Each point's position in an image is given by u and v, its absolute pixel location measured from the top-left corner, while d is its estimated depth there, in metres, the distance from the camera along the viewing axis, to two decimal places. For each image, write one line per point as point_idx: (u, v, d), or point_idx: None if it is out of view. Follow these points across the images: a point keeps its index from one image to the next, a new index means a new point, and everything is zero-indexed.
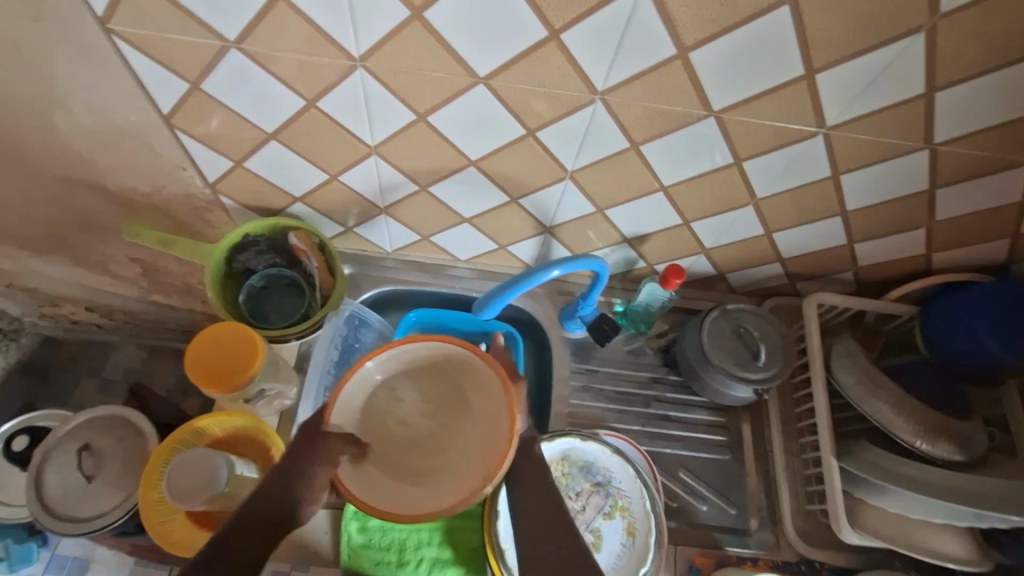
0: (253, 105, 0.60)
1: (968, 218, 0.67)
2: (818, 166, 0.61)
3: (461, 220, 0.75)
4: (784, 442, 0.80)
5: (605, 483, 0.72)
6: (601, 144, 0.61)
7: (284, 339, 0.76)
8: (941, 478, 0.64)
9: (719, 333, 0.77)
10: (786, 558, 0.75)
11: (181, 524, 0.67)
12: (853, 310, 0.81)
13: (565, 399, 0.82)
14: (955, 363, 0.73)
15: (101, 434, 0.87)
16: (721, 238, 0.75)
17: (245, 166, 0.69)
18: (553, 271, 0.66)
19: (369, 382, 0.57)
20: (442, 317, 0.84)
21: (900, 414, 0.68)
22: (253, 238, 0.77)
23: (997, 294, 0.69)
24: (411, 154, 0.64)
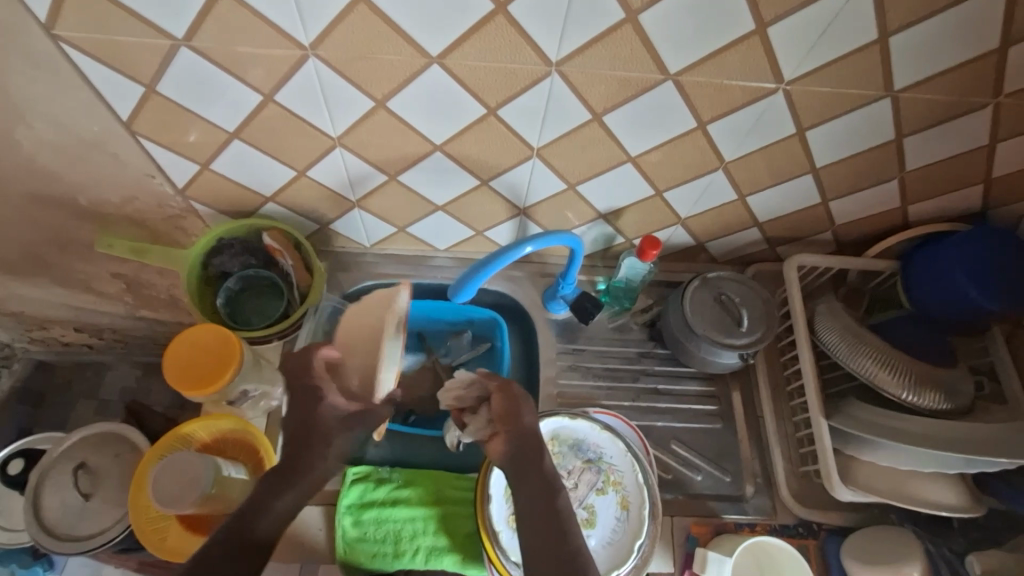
0: (212, 105, 0.59)
1: (939, 166, 0.67)
2: (783, 125, 0.61)
3: (434, 208, 0.75)
4: (774, 406, 0.80)
5: (597, 459, 0.72)
6: (564, 119, 0.60)
7: (267, 340, 0.76)
8: (929, 426, 0.64)
9: (700, 301, 0.77)
10: (784, 521, 0.75)
11: (175, 531, 0.67)
12: (835, 270, 0.81)
13: (553, 379, 0.82)
14: (938, 314, 0.74)
15: (96, 451, 0.87)
16: (696, 206, 0.74)
17: (212, 168, 0.68)
18: (527, 248, 0.66)
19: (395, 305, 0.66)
20: (426, 309, 0.88)
21: (883, 368, 0.68)
22: (226, 241, 0.76)
23: (972, 241, 0.70)
24: (376, 143, 0.64)
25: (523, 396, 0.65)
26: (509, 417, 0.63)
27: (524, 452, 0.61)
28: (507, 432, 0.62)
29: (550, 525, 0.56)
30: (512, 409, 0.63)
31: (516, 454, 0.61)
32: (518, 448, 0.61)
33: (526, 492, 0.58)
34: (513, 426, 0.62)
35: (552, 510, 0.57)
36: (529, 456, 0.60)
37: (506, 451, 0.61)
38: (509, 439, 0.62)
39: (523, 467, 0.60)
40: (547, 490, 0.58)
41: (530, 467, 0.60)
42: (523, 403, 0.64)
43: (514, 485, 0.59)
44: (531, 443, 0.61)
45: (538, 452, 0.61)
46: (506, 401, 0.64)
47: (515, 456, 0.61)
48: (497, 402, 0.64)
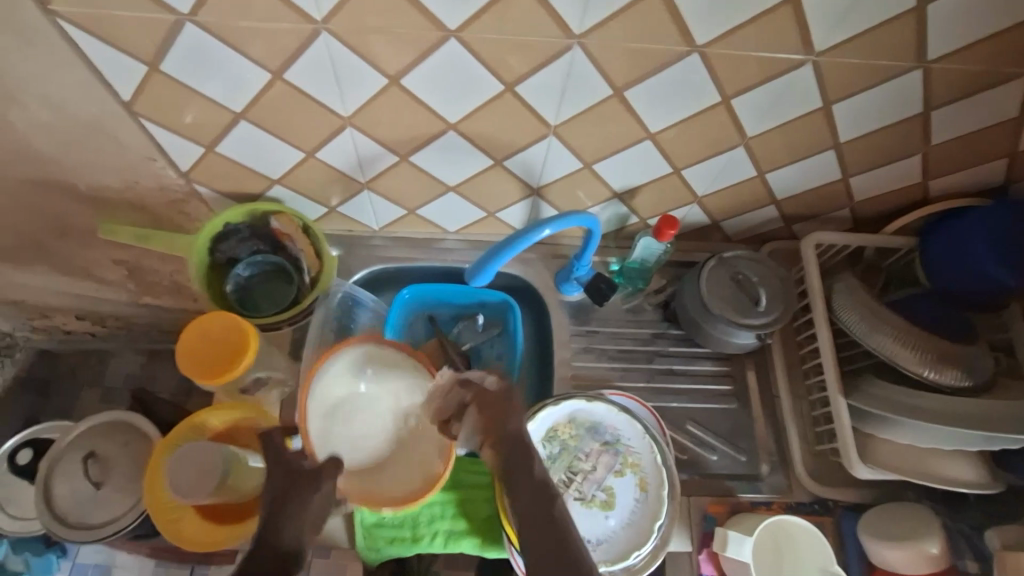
0: (218, 84, 0.57)
1: (963, 139, 0.66)
2: (808, 98, 0.60)
3: (446, 188, 0.73)
4: (790, 385, 0.80)
5: (614, 441, 0.71)
6: (583, 94, 0.58)
7: (277, 327, 0.75)
8: (951, 403, 0.64)
9: (717, 281, 0.76)
10: (799, 499, 0.75)
11: (192, 522, 0.66)
12: (852, 248, 0.80)
13: (568, 362, 0.82)
14: (959, 290, 0.73)
15: (104, 439, 0.86)
16: (714, 184, 0.73)
17: (217, 151, 0.66)
18: (545, 231, 0.65)
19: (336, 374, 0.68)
20: (435, 291, 0.86)
21: (904, 346, 0.67)
22: (234, 226, 0.74)
23: (995, 217, 0.69)
24: (387, 122, 0.61)
25: (507, 396, 0.59)
26: (491, 423, 0.56)
27: (515, 448, 0.54)
28: (492, 438, 0.56)
29: (548, 531, 0.49)
30: (497, 407, 0.58)
31: (505, 456, 0.54)
32: (509, 449, 0.55)
33: (521, 492, 0.52)
34: (498, 429, 0.56)
35: (549, 517, 0.50)
36: (520, 452, 0.54)
37: (495, 455, 0.55)
38: (495, 441, 0.55)
39: (515, 470, 0.53)
40: (541, 493, 0.52)
41: (518, 467, 0.53)
42: (513, 396, 0.59)
43: (507, 487, 0.53)
44: (520, 445, 0.55)
45: (528, 451, 0.54)
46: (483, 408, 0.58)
47: (502, 459, 0.54)
48: (470, 414, 0.59)
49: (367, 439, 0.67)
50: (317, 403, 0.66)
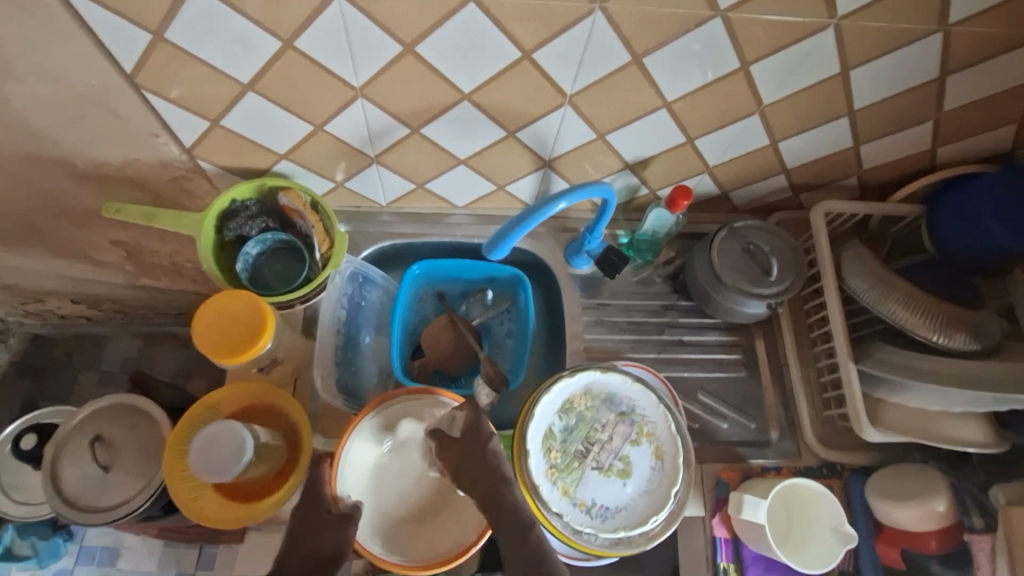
0: (226, 53, 0.55)
1: (975, 105, 0.66)
2: (827, 64, 0.60)
3: (456, 162, 0.72)
4: (799, 354, 0.81)
5: (630, 412, 0.72)
6: (601, 62, 0.57)
7: (290, 306, 0.73)
8: (960, 365, 0.65)
9: (728, 252, 0.77)
10: (808, 463, 0.77)
11: (215, 501, 0.66)
12: (860, 216, 0.80)
13: (579, 334, 0.82)
14: (965, 257, 0.74)
15: (111, 423, 0.85)
16: (725, 153, 0.72)
17: (222, 125, 0.64)
18: (560, 204, 0.64)
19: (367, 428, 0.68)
20: (446, 266, 0.85)
21: (913, 312, 0.68)
22: (242, 203, 0.72)
23: (1004, 183, 0.70)
24: (400, 93, 0.60)
25: (485, 435, 0.62)
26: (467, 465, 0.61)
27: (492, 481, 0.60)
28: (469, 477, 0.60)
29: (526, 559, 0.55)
30: (470, 439, 0.62)
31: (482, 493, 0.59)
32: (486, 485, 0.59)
33: (503, 523, 0.58)
34: (474, 468, 0.60)
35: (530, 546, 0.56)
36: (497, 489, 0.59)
37: (476, 491, 0.59)
38: (472, 477, 0.60)
39: (496, 509, 0.58)
40: (519, 526, 0.57)
41: (496, 505, 0.58)
42: (485, 425, 0.63)
43: (492, 521, 0.58)
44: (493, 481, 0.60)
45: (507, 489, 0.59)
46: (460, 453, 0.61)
47: (480, 493, 0.59)
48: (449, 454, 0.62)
49: (403, 497, 0.68)
50: (354, 460, 0.67)
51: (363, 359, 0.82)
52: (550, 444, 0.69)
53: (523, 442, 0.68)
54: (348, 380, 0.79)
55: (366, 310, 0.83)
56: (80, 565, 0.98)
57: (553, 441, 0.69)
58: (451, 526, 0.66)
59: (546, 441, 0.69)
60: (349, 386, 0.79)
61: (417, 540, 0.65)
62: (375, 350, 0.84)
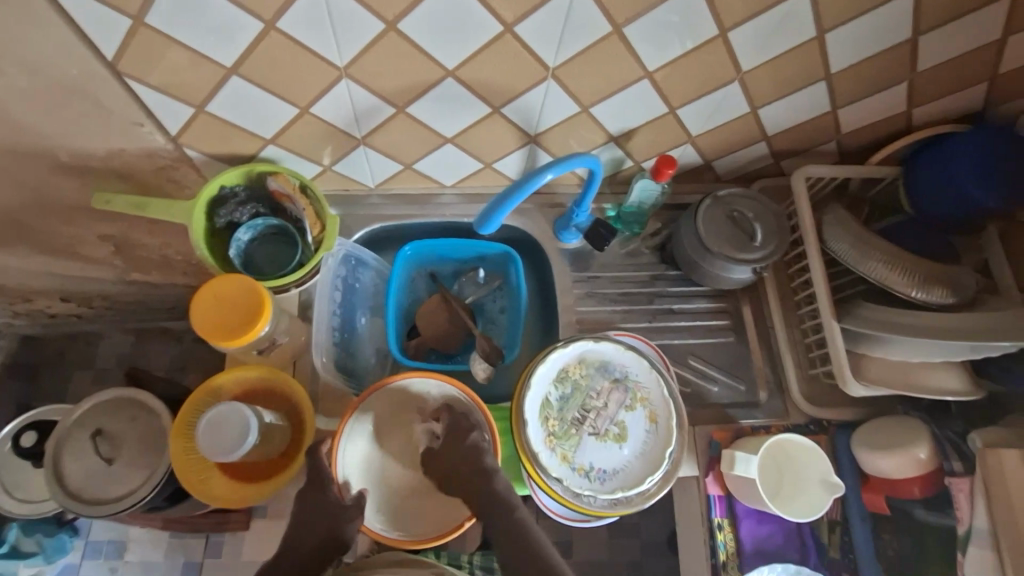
0: (208, 37, 0.55)
1: (947, 65, 0.68)
2: (804, 27, 0.61)
3: (443, 141, 0.73)
4: (784, 317, 0.83)
5: (623, 378, 0.74)
6: (582, 33, 0.58)
7: (284, 289, 0.74)
8: (939, 319, 0.68)
9: (713, 218, 0.78)
10: (795, 421, 0.79)
11: (223, 483, 0.68)
12: (840, 179, 0.82)
13: (572, 307, 0.84)
14: (942, 214, 0.76)
15: (111, 417, 0.86)
16: (707, 122, 0.74)
17: (208, 111, 0.64)
18: (547, 175, 0.65)
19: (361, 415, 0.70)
20: (437, 247, 0.86)
21: (894, 269, 0.71)
22: (231, 189, 0.72)
23: (975, 141, 0.72)
24: (384, 72, 0.60)
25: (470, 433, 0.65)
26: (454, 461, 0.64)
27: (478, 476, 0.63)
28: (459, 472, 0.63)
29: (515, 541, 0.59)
30: (456, 436, 0.65)
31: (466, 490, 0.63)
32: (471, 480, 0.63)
33: (490, 509, 0.61)
34: (461, 461, 0.64)
35: (516, 524, 0.61)
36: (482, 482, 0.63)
37: (462, 488, 0.63)
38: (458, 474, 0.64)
39: (482, 500, 0.62)
40: (505, 510, 0.61)
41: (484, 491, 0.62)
42: (463, 424, 0.65)
43: (479, 508, 0.62)
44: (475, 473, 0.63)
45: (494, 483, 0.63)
46: (450, 450, 0.65)
47: (466, 487, 0.63)
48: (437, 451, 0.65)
49: (399, 479, 0.70)
50: (351, 446, 0.69)
51: (360, 340, 0.83)
52: (547, 410, 0.71)
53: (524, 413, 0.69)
54: (347, 361, 0.80)
55: (359, 291, 0.84)
56: (88, 559, 1.00)
57: (550, 407, 0.72)
58: (448, 504, 0.69)
59: (543, 408, 0.71)
60: (348, 366, 0.80)
61: (415, 519, 0.68)
62: (370, 331, 0.85)
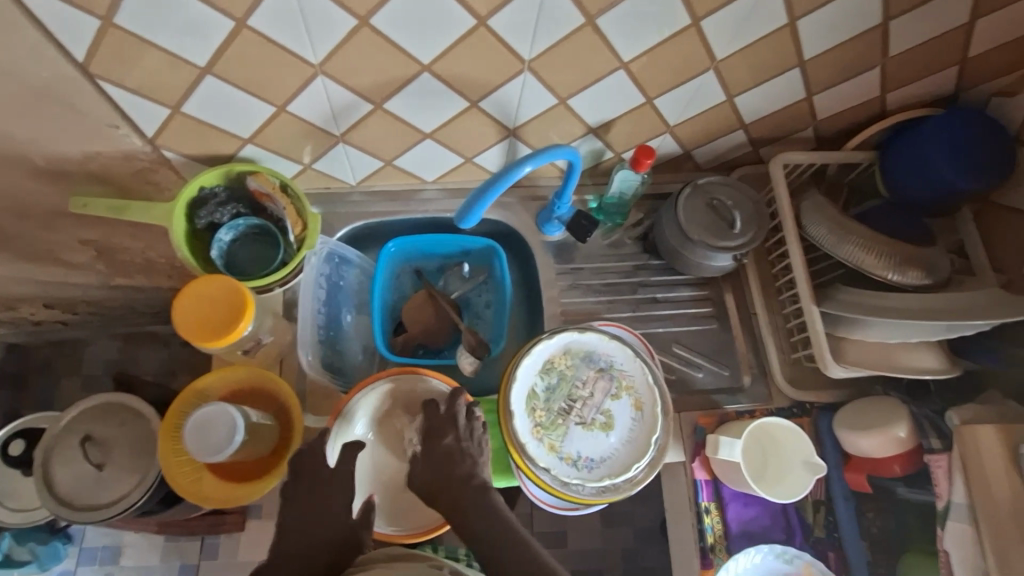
0: (179, 37, 0.55)
1: (918, 49, 0.69)
2: (775, 15, 0.62)
3: (422, 136, 0.73)
4: (766, 303, 0.84)
5: (609, 367, 0.75)
6: (555, 25, 0.59)
7: (268, 290, 0.74)
8: (913, 300, 0.69)
9: (693, 207, 0.79)
10: (779, 404, 0.80)
11: (214, 484, 0.68)
12: (818, 165, 0.83)
13: (556, 299, 0.85)
14: (917, 197, 0.78)
15: (99, 422, 0.85)
16: (684, 112, 0.74)
17: (184, 112, 0.64)
18: (526, 167, 0.65)
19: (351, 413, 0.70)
20: (421, 242, 0.86)
21: (870, 253, 0.72)
22: (210, 190, 0.72)
23: (948, 125, 0.73)
24: (360, 68, 0.60)
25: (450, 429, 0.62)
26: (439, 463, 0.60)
27: (459, 477, 0.59)
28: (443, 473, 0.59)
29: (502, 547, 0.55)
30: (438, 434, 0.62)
31: (449, 495, 0.58)
32: (456, 483, 0.59)
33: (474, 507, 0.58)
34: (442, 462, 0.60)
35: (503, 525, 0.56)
36: (468, 484, 0.59)
37: (446, 493, 0.58)
38: (441, 478, 0.59)
39: (467, 503, 0.58)
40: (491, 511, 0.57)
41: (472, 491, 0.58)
42: (450, 417, 0.63)
43: (467, 511, 0.57)
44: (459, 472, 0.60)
45: (476, 485, 0.59)
46: (432, 451, 0.61)
47: (449, 489, 0.58)
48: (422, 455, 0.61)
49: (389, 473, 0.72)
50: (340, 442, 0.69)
51: (346, 338, 0.83)
52: (534, 402, 0.72)
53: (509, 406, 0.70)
54: (333, 358, 0.81)
55: (344, 289, 0.84)
56: (82, 566, 1.00)
57: (537, 398, 0.72)
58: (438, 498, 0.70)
59: (531, 400, 0.72)
60: (335, 363, 0.80)
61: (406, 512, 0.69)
62: (356, 328, 0.85)
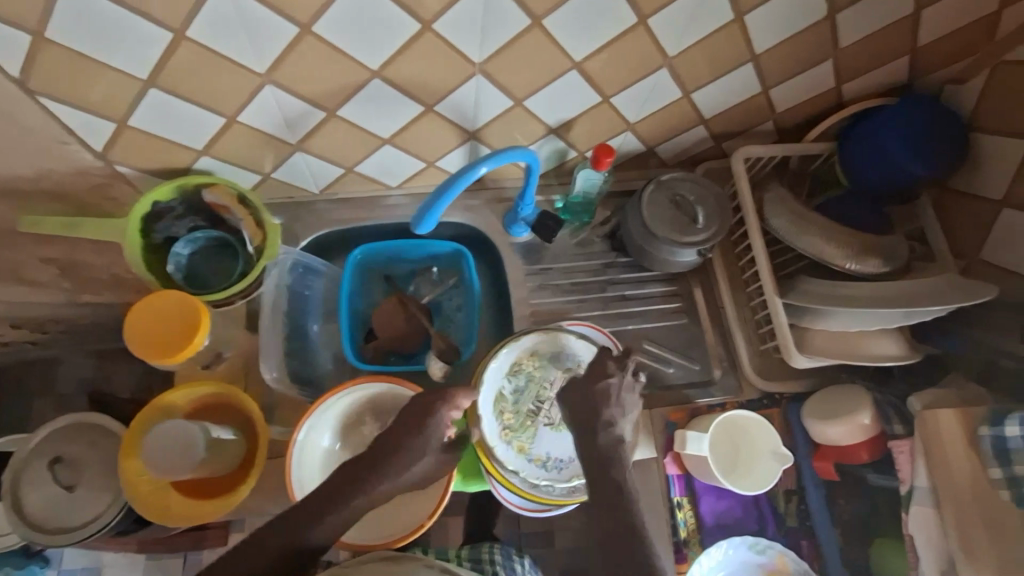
0: (120, 50, 0.54)
1: (867, 40, 0.70)
2: (722, 10, 0.62)
3: (381, 142, 0.72)
4: (733, 296, 0.85)
5: (578, 366, 0.74)
6: (502, 28, 0.59)
7: (229, 302, 0.73)
8: (872, 289, 0.70)
9: (657, 204, 0.79)
10: (749, 396, 0.81)
11: (180, 501, 0.67)
12: (780, 158, 0.83)
13: (526, 300, 0.85)
14: (876, 186, 0.78)
15: (68, 443, 0.83)
16: (643, 109, 0.75)
17: (132, 125, 0.62)
18: (483, 168, 0.65)
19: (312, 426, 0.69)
20: (390, 248, 0.85)
21: (829, 243, 0.73)
22: (166, 204, 0.71)
23: (903, 114, 0.74)
24: (308, 76, 0.60)
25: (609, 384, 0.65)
26: (592, 410, 0.64)
27: (593, 433, 0.63)
28: (595, 417, 0.63)
29: (612, 529, 0.57)
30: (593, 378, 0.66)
31: (591, 439, 0.62)
32: (597, 429, 0.63)
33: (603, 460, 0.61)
34: (592, 409, 0.64)
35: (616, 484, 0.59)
36: (609, 433, 0.63)
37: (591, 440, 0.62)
38: (589, 420, 0.63)
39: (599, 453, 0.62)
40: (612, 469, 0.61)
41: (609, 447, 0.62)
42: (608, 368, 0.66)
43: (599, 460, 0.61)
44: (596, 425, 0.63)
45: (609, 442, 0.62)
46: (586, 397, 0.65)
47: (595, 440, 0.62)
48: (580, 397, 0.65)
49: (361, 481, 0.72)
50: (306, 454, 0.69)
51: (315, 347, 0.82)
52: (621, 384, 0.66)
53: (611, 390, 0.65)
54: (302, 369, 0.80)
55: (311, 298, 0.83)
56: None
57: (626, 380, 0.66)
58: (410, 506, 0.71)
59: (621, 382, 0.66)
60: (303, 374, 0.80)
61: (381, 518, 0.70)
62: (326, 337, 0.84)
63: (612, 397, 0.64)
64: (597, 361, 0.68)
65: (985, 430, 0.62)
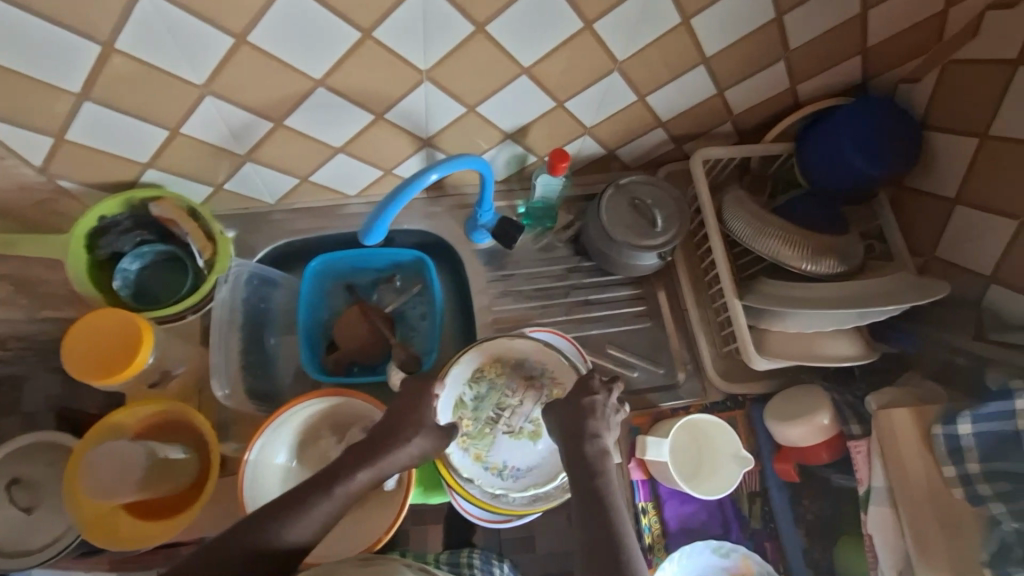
0: (49, 62, 0.52)
1: (817, 42, 0.70)
2: (667, 14, 0.62)
3: (334, 151, 0.71)
4: (696, 297, 0.85)
5: (540, 374, 0.74)
6: (445, 34, 0.58)
7: (180, 317, 0.72)
8: (830, 289, 0.70)
9: (617, 207, 0.79)
10: (713, 398, 0.81)
11: (131, 524, 0.65)
12: (739, 159, 0.83)
13: (488, 307, 0.84)
14: (833, 186, 0.79)
15: (27, 463, 0.75)
16: (599, 113, 0.74)
17: (70, 139, 0.60)
18: (433, 175, 0.64)
19: (265, 442, 0.68)
20: (352, 257, 0.84)
21: (786, 244, 0.73)
22: (111, 219, 0.69)
23: (858, 114, 0.75)
24: (250, 85, 0.59)
25: (592, 401, 0.64)
26: (575, 425, 0.63)
27: (578, 446, 0.61)
28: (578, 432, 0.62)
29: (593, 532, 0.53)
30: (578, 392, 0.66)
31: (574, 451, 0.61)
32: (579, 441, 0.61)
33: (582, 472, 0.59)
34: (576, 422, 0.63)
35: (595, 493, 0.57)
36: (590, 444, 0.61)
37: (574, 454, 0.61)
38: (573, 434, 0.62)
39: (577, 466, 0.60)
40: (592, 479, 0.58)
41: (589, 460, 0.60)
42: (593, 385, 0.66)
43: (579, 475, 0.59)
44: (579, 437, 0.62)
45: (591, 454, 0.60)
46: (573, 412, 0.64)
47: (577, 455, 0.60)
48: (563, 414, 0.64)
49: None
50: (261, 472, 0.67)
51: (273, 361, 0.81)
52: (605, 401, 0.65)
53: (597, 404, 0.64)
54: (260, 383, 0.79)
55: (269, 311, 0.82)
56: None
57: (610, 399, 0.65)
58: (370, 520, 0.69)
59: (606, 400, 0.65)
60: (261, 388, 0.78)
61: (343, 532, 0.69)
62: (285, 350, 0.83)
63: (597, 410, 0.63)
64: (583, 380, 0.68)
65: (938, 429, 0.63)
